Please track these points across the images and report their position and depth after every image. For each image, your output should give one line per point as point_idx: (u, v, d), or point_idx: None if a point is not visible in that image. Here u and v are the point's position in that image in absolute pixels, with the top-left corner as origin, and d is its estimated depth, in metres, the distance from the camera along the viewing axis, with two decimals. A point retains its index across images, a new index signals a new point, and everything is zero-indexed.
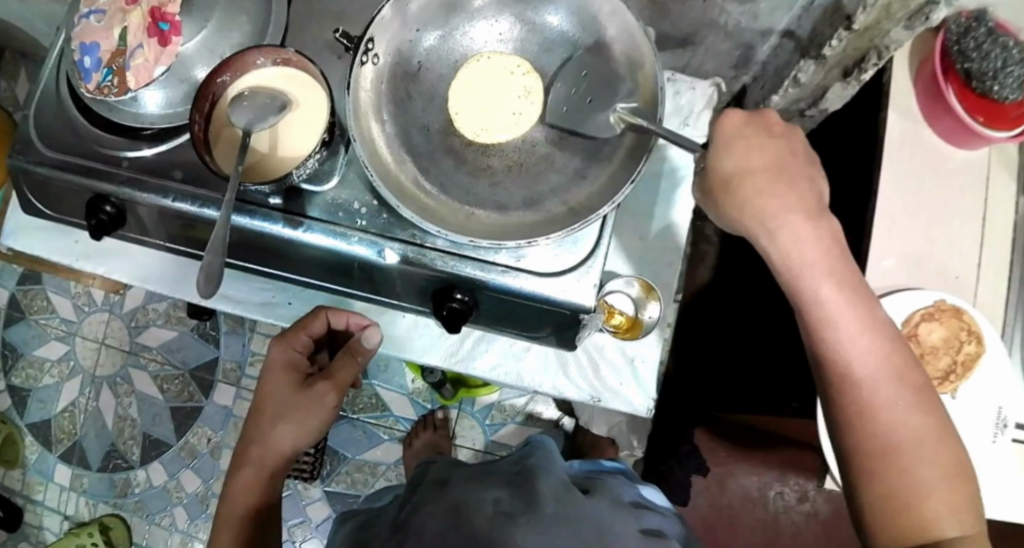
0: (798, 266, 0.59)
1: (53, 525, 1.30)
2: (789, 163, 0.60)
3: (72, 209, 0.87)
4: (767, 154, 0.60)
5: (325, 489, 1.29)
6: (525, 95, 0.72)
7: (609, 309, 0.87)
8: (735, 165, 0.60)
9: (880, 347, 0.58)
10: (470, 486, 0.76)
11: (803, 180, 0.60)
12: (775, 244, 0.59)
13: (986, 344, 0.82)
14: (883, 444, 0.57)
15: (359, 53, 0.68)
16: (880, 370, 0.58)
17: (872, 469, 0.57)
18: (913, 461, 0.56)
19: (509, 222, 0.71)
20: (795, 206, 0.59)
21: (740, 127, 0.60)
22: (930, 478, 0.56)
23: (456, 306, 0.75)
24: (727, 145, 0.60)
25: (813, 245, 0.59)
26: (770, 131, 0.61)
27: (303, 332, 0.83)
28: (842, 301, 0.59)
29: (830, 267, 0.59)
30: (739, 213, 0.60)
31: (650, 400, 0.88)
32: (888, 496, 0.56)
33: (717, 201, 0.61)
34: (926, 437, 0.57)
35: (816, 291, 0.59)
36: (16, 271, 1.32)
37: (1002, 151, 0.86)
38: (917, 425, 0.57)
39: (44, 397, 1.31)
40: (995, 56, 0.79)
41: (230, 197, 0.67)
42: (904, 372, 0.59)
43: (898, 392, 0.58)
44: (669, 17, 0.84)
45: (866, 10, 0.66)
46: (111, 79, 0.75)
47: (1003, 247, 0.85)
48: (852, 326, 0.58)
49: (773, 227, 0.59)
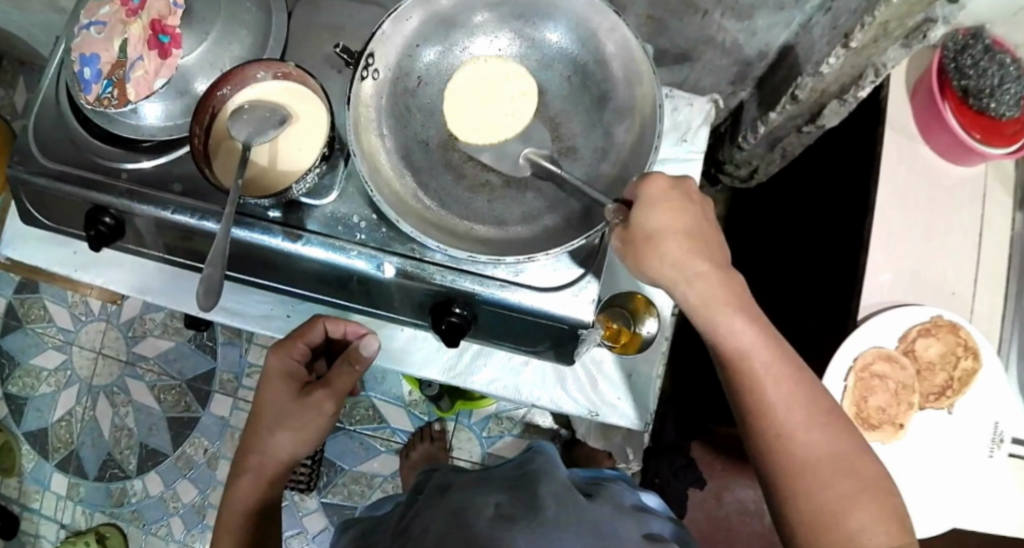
0: (710, 306, 0.62)
1: (49, 533, 1.30)
2: (699, 224, 0.63)
3: (71, 220, 0.87)
4: (686, 216, 0.62)
5: (321, 500, 1.29)
6: (517, 95, 0.71)
7: (606, 324, 0.88)
8: (657, 222, 0.62)
9: (792, 374, 0.60)
10: (472, 491, 0.77)
11: (711, 236, 0.64)
12: (690, 290, 0.62)
13: (983, 359, 0.82)
14: (801, 466, 0.58)
15: (360, 69, 0.69)
16: (794, 396, 0.59)
17: (794, 491, 0.58)
18: (831, 480, 0.57)
19: (510, 236, 0.71)
20: (705, 256, 0.63)
21: (663, 192, 0.62)
22: (849, 495, 0.56)
23: (455, 321, 0.75)
24: (650, 207, 0.62)
25: (722, 286, 0.62)
26: (691, 196, 0.63)
27: (299, 340, 0.82)
28: (751, 335, 0.61)
29: (738, 305, 0.62)
30: (659, 264, 0.62)
31: (649, 414, 0.88)
32: (811, 515, 0.57)
33: (640, 257, 0.63)
34: (841, 457, 0.58)
35: (727, 328, 0.61)
36: (13, 280, 1.32)
37: (1000, 167, 0.87)
38: (832, 444, 0.58)
39: (41, 405, 1.31)
40: (992, 73, 0.80)
41: (228, 212, 0.67)
42: (815, 397, 0.60)
43: (812, 415, 0.59)
44: (667, 32, 0.84)
45: (863, 27, 0.66)
46: (111, 91, 0.75)
47: (998, 263, 0.85)
48: (763, 357, 0.60)
49: (686, 273, 0.62)
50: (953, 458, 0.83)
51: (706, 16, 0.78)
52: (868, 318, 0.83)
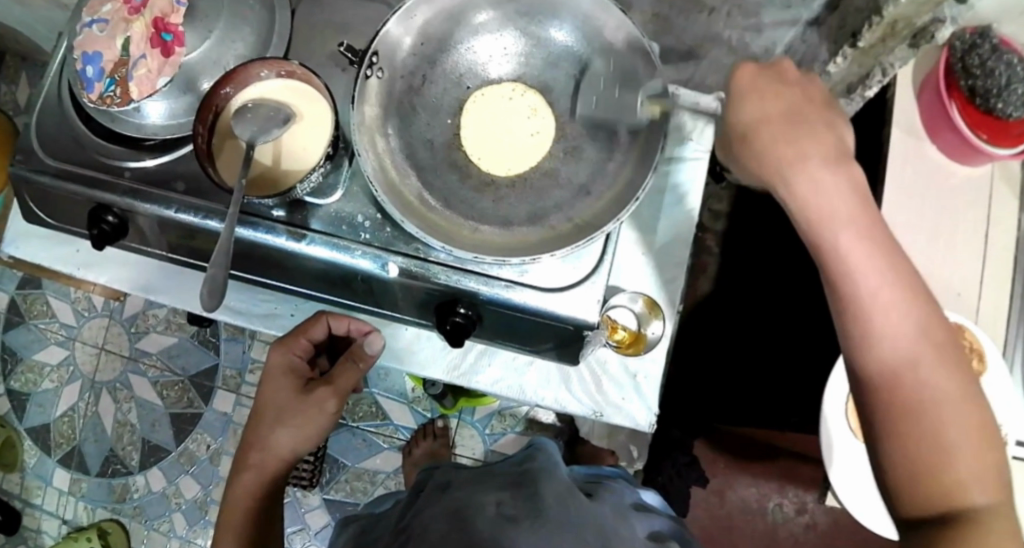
0: (815, 209, 0.54)
1: (51, 529, 1.30)
2: (804, 113, 0.57)
3: (74, 219, 0.87)
4: (781, 103, 0.57)
5: (324, 496, 1.29)
6: (516, 94, 0.74)
7: (612, 324, 0.87)
8: (751, 115, 0.57)
9: (910, 301, 0.52)
10: (473, 488, 0.77)
11: (821, 126, 0.56)
12: (789, 188, 0.55)
13: (989, 362, 0.82)
14: (911, 405, 0.50)
15: (364, 66, 0.68)
16: (910, 324, 0.51)
17: (894, 432, 0.50)
18: (938, 423, 0.49)
19: (514, 238, 0.70)
20: (812, 150, 0.55)
21: (752, 80, 0.58)
22: (954, 438, 0.48)
23: (459, 320, 0.75)
24: (742, 100, 0.58)
25: (831, 185, 0.54)
26: (786, 80, 0.58)
27: (303, 336, 0.82)
28: (860, 248, 0.52)
29: (852, 218, 0.53)
30: (755, 162, 0.57)
31: (653, 414, 0.88)
32: (905, 456, 0.49)
33: (736, 156, 0.59)
34: (954, 397, 0.50)
35: (834, 237, 0.53)
36: (15, 275, 1.32)
37: (1006, 167, 0.86)
38: (942, 381, 0.50)
39: (43, 401, 1.31)
40: (999, 73, 0.79)
41: (233, 210, 0.67)
42: (932, 327, 0.52)
43: (924, 347, 0.51)
44: (673, 29, 0.84)
45: (872, 27, 0.66)
46: (114, 89, 0.75)
47: (1004, 265, 0.85)
48: (874, 275, 0.52)
49: (787, 171, 0.55)
50: None
51: (712, 15, 0.78)
52: None
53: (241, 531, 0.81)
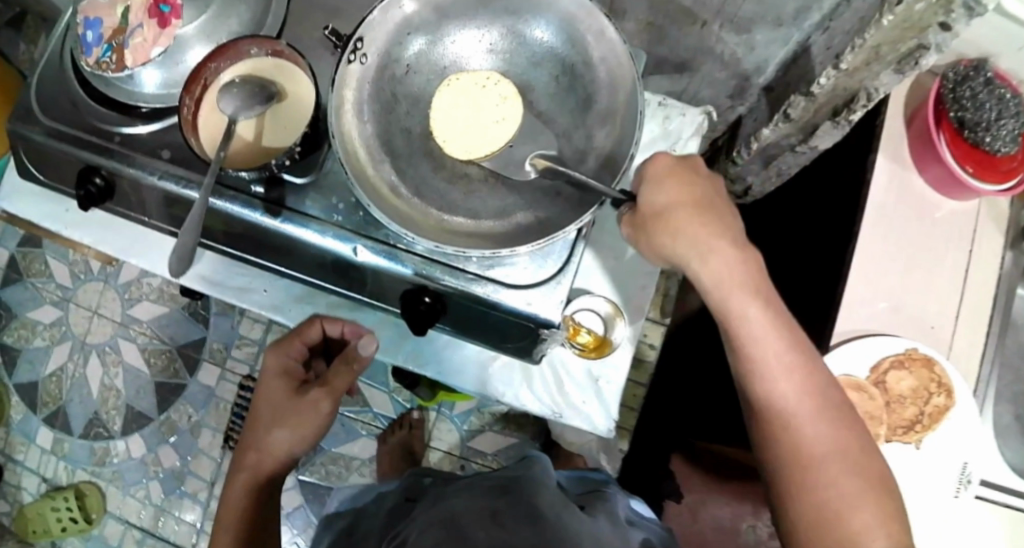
0: (728, 288, 0.60)
1: (30, 486, 1.32)
2: (713, 199, 0.63)
3: (65, 178, 0.89)
4: (695, 188, 0.63)
5: (299, 477, 1.30)
6: (490, 83, 0.72)
7: (575, 327, 0.86)
8: (667, 199, 0.62)
9: (803, 363, 0.60)
10: (465, 497, 0.79)
11: (726, 214, 0.63)
12: (704, 269, 0.61)
13: (957, 397, 0.81)
14: (809, 459, 0.57)
15: (347, 51, 0.69)
16: (805, 385, 0.59)
17: (799, 484, 0.57)
18: (839, 476, 0.56)
19: (481, 230, 0.72)
20: (720, 233, 0.61)
21: (668, 165, 0.63)
22: (850, 489, 0.56)
23: (424, 309, 0.76)
24: (655, 183, 0.62)
25: (738, 269, 0.61)
26: (699, 172, 0.64)
27: (298, 339, 0.85)
28: (764, 321, 0.60)
29: (754, 290, 0.61)
30: (671, 241, 0.62)
31: (611, 421, 0.88)
32: (813, 509, 0.56)
33: (650, 233, 0.63)
34: (850, 452, 0.58)
35: (742, 312, 0.60)
36: (18, 233, 1.35)
37: (992, 205, 0.85)
38: (840, 440, 0.58)
39: (34, 357, 1.34)
40: (990, 107, 0.79)
41: (208, 182, 0.69)
42: (825, 390, 0.60)
43: (820, 409, 0.59)
44: (666, 40, 0.84)
45: (854, 50, 0.66)
46: (110, 55, 0.78)
47: (986, 301, 0.83)
48: (775, 346, 0.59)
49: (700, 252, 0.61)
50: (920, 493, 0.81)
51: (705, 27, 0.78)
52: (841, 344, 0.82)
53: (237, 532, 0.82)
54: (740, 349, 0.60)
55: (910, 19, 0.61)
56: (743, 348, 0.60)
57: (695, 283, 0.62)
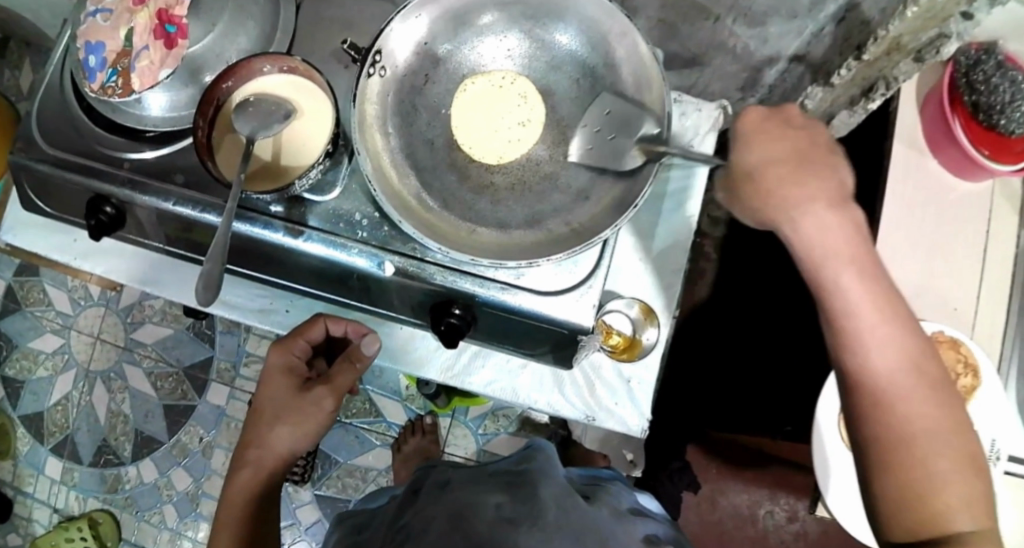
0: (826, 253, 0.56)
1: (42, 517, 1.30)
2: (811, 154, 0.59)
3: (72, 208, 0.86)
4: (787, 147, 0.59)
5: (315, 493, 1.29)
6: (507, 81, 0.74)
7: (607, 329, 0.87)
8: (757, 159, 0.59)
9: (900, 333, 0.55)
10: (472, 489, 0.77)
11: (827, 169, 0.58)
12: (795, 232, 0.57)
13: (983, 377, 0.82)
14: (902, 440, 0.54)
15: (367, 65, 0.68)
16: (901, 360, 0.55)
17: (889, 466, 0.54)
18: (931, 454, 0.53)
19: (512, 240, 0.71)
20: (817, 194, 0.57)
21: (760, 122, 0.60)
22: (951, 472, 0.53)
23: (455, 322, 0.75)
24: (749, 141, 0.59)
25: (839, 232, 0.57)
26: (790, 126, 0.60)
27: (301, 337, 0.83)
28: (863, 290, 0.56)
29: (853, 256, 0.56)
30: (764, 205, 0.59)
31: (645, 421, 0.89)
32: (904, 486, 0.53)
33: (742, 196, 0.60)
34: (945, 433, 0.54)
35: (837, 278, 0.56)
36: (13, 262, 1.32)
37: (1007, 184, 0.86)
38: (939, 418, 0.54)
39: (37, 388, 1.31)
40: (1003, 90, 0.80)
41: (231, 206, 0.67)
42: (922, 361, 0.56)
43: (918, 383, 0.55)
44: (677, 36, 0.84)
45: (877, 41, 0.66)
46: (115, 79, 0.74)
47: (1003, 280, 0.85)
48: (873, 316, 0.56)
49: (792, 216, 0.57)
50: None
51: (717, 22, 0.78)
52: None
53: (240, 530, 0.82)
54: (834, 319, 0.56)
55: (932, 9, 0.60)
56: (836, 320, 0.56)
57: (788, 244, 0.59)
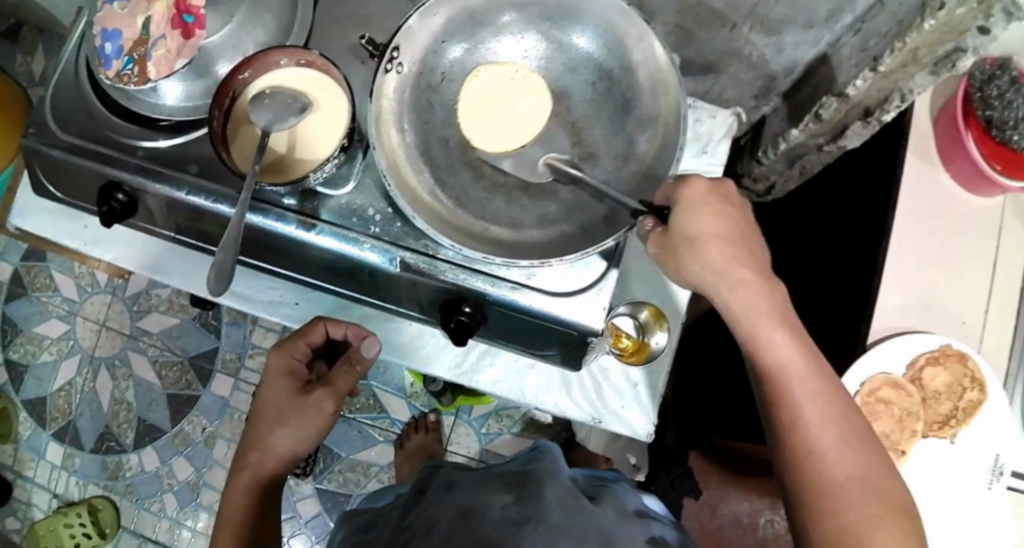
0: (756, 317, 0.63)
1: (42, 502, 1.30)
2: (744, 233, 0.65)
3: (85, 194, 0.86)
4: (725, 219, 0.64)
5: (316, 486, 1.30)
6: (520, 75, 0.73)
7: (616, 332, 0.89)
8: (702, 227, 0.63)
9: (824, 389, 0.61)
10: (479, 488, 0.77)
11: (754, 244, 0.65)
12: (730, 299, 0.63)
13: (989, 392, 0.82)
14: (831, 484, 0.58)
15: (385, 60, 0.68)
16: (826, 412, 0.60)
17: (823, 509, 0.58)
18: (858, 498, 0.57)
19: (523, 240, 0.71)
20: (748, 263, 0.64)
21: (702, 195, 0.64)
22: (878, 515, 0.56)
23: (464, 320, 0.75)
24: (695, 210, 0.63)
25: (765, 298, 0.63)
26: (729, 199, 0.65)
27: (302, 341, 0.84)
28: (789, 349, 0.62)
29: (780, 319, 0.63)
30: (702, 270, 0.64)
31: (652, 424, 0.89)
32: (835, 532, 0.57)
33: (682, 263, 0.64)
34: (870, 478, 0.58)
35: (766, 338, 0.62)
36: (20, 247, 1.32)
37: (1019, 199, 0.86)
38: (863, 465, 0.59)
39: (41, 373, 1.31)
40: (1017, 105, 0.80)
41: (245, 197, 0.67)
42: (847, 417, 0.61)
43: (843, 433, 0.60)
44: (693, 42, 0.84)
45: (894, 53, 0.66)
46: (132, 68, 0.74)
47: (1013, 295, 0.85)
48: (800, 372, 0.61)
49: (728, 282, 0.63)
50: (953, 489, 0.83)
51: (735, 29, 0.78)
52: (875, 345, 0.83)
53: (242, 531, 0.82)
54: (766, 375, 0.62)
55: (952, 23, 0.60)
56: (767, 375, 0.62)
57: (723, 311, 0.65)
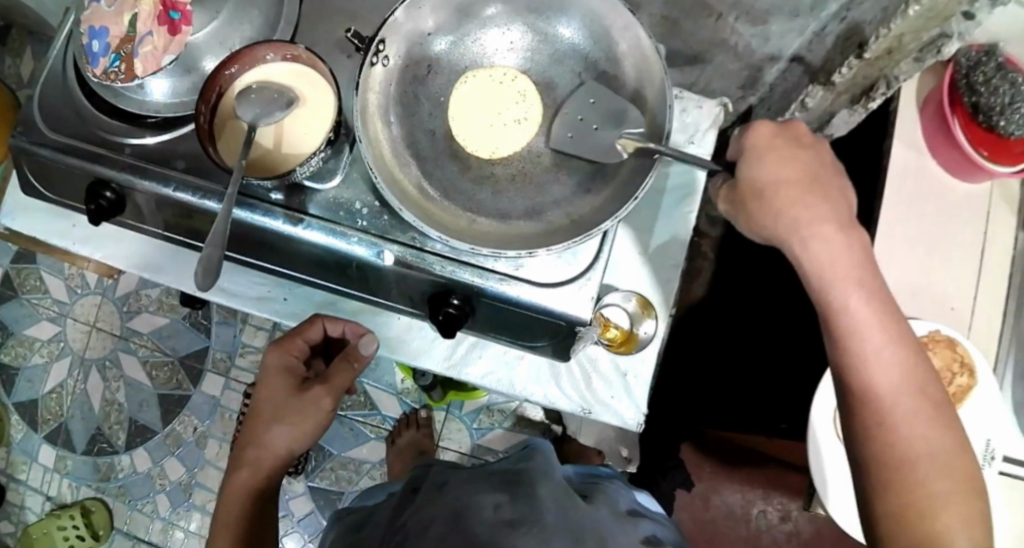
0: (831, 273, 0.58)
1: (34, 505, 1.30)
2: (821, 177, 0.61)
3: (72, 192, 0.86)
4: (798, 167, 0.61)
5: (309, 484, 1.29)
6: (507, 79, 0.74)
7: (604, 322, 0.88)
8: (769, 176, 0.61)
9: (904, 356, 0.57)
10: (471, 488, 0.77)
11: (836, 192, 0.61)
12: (804, 249, 0.59)
13: (978, 376, 0.83)
14: (902, 455, 0.54)
15: (370, 54, 0.68)
16: (903, 380, 0.56)
17: (888, 482, 0.54)
18: (929, 474, 0.53)
19: (511, 230, 0.71)
20: (827, 215, 0.60)
21: (770, 141, 0.62)
22: (946, 492, 0.53)
23: (452, 312, 0.76)
24: (760, 157, 0.61)
25: (845, 256, 0.59)
26: (801, 144, 0.62)
27: (298, 337, 0.85)
28: (868, 311, 0.57)
29: (860, 279, 0.58)
30: (773, 222, 0.60)
31: (640, 414, 0.89)
32: (900, 505, 0.53)
33: (749, 212, 0.62)
34: (942, 453, 0.54)
35: (844, 299, 0.58)
36: (10, 249, 1.31)
37: (1005, 186, 0.87)
38: (937, 439, 0.55)
39: (32, 376, 1.31)
40: (1003, 91, 0.80)
41: (231, 191, 0.66)
42: (924, 384, 0.57)
43: (920, 402, 0.56)
44: (680, 33, 0.84)
45: (879, 39, 0.66)
46: (119, 65, 0.74)
47: (1000, 281, 0.85)
48: (878, 335, 0.57)
49: (802, 234, 0.59)
50: None
51: (720, 20, 0.78)
52: None
53: (238, 529, 0.81)
54: (842, 338, 0.58)
55: (935, 9, 0.60)
56: (842, 338, 0.58)
57: (795, 265, 0.61)
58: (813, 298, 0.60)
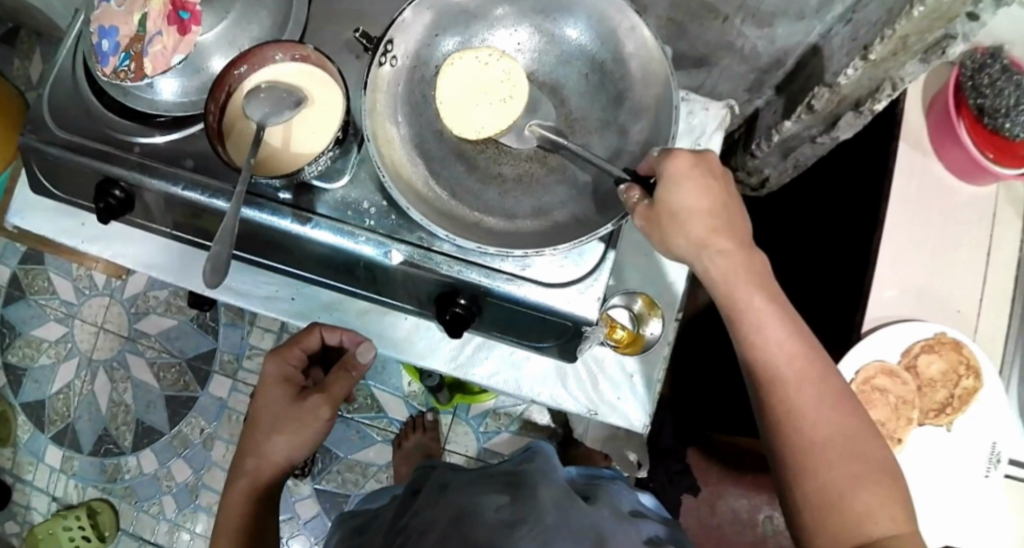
0: (733, 281, 0.63)
1: (41, 506, 1.30)
2: (729, 204, 0.64)
3: (82, 192, 0.87)
4: (711, 191, 0.63)
5: (314, 487, 1.29)
6: (493, 59, 0.70)
7: (612, 324, 0.89)
8: (685, 200, 0.63)
9: (804, 350, 0.60)
10: (472, 490, 0.78)
11: (736, 211, 0.65)
12: (709, 266, 0.64)
13: (985, 378, 0.83)
14: (812, 445, 0.58)
15: (378, 54, 0.69)
16: (807, 373, 0.60)
17: (802, 471, 0.58)
18: (838, 459, 0.57)
19: (517, 230, 0.72)
20: (728, 232, 0.64)
21: (689, 167, 0.63)
22: (857, 475, 0.56)
23: (459, 311, 0.76)
24: (680, 184, 0.63)
25: (745, 266, 0.63)
26: (712, 170, 0.64)
27: (296, 346, 0.86)
28: (769, 310, 0.62)
29: (760, 283, 0.63)
30: (686, 241, 0.64)
31: (647, 416, 0.90)
32: (818, 492, 0.57)
33: (665, 234, 0.64)
34: (850, 438, 0.58)
35: (748, 302, 0.62)
36: (19, 250, 1.32)
37: (1012, 189, 0.87)
38: (844, 424, 0.58)
39: (40, 376, 1.31)
40: (1008, 93, 0.81)
41: (240, 190, 0.67)
42: (827, 374, 0.60)
43: (823, 392, 0.59)
44: (686, 35, 0.84)
45: (884, 40, 0.66)
46: (128, 64, 0.74)
47: (1007, 285, 0.85)
48: (779, 332, 0.61)
49: (708, 250, 0.63)
50: (951, 477, 0.84)
51: (726, 22, 0.78)
52: (873, 332, 0.83)
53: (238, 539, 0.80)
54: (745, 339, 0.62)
55: (941, 9, 0.60)
56: (748, 338, 0.62)
57: (704, 279, 0.65)
58: (723, 306, 0.64)
